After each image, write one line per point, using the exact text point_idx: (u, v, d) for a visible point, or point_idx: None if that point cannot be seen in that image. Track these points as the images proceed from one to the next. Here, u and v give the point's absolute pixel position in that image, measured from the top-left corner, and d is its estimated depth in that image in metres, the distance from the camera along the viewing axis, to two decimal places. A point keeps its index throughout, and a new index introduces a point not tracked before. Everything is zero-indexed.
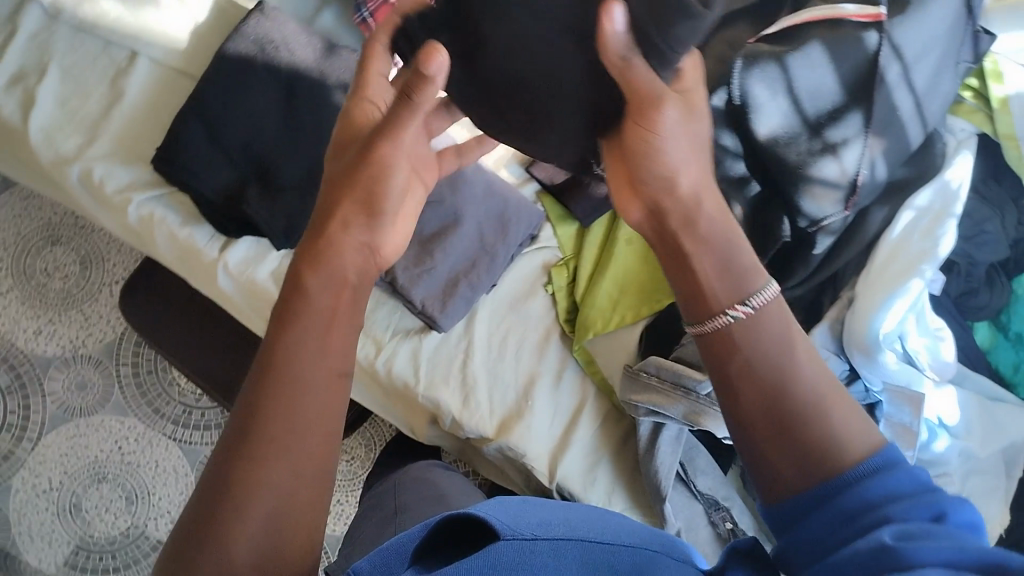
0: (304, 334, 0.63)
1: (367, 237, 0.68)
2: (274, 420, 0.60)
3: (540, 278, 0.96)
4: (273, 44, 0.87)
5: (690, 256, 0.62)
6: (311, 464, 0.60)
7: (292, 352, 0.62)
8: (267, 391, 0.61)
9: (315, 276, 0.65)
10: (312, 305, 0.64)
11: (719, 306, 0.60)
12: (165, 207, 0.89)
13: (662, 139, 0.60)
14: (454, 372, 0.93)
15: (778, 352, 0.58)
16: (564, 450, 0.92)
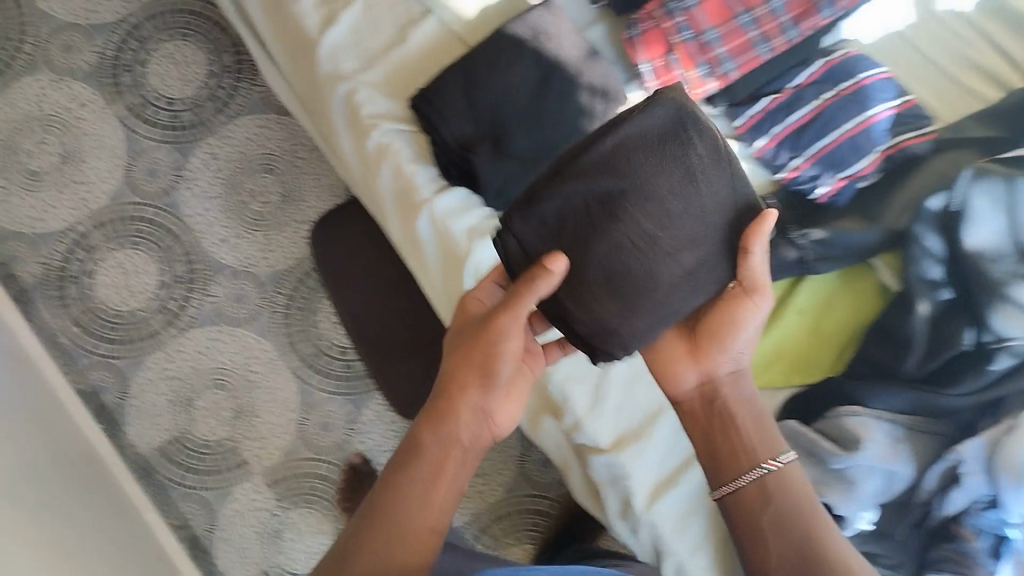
0: (406, 485, 0.85)
1: (481, 401, 0.89)
2: (379, 543, 0.80)
3: None
4: (546, 36, 0.98)
5: (736, 414, 0.91)
6: (417, 548, 0.81)
7: (400, 495, 0.84)
8: (385, 503, 0.83)
9: (429, 433, 0.88)
10: (428, 454, 0.87)
11: (757, 459, 0.88)
12: (405, 142, 1.00)
13: (741, 328, 0.89)
14: (595, 372, 0.98)
15: (799, 512, 0.86)
16: (667, 487, 0.95)
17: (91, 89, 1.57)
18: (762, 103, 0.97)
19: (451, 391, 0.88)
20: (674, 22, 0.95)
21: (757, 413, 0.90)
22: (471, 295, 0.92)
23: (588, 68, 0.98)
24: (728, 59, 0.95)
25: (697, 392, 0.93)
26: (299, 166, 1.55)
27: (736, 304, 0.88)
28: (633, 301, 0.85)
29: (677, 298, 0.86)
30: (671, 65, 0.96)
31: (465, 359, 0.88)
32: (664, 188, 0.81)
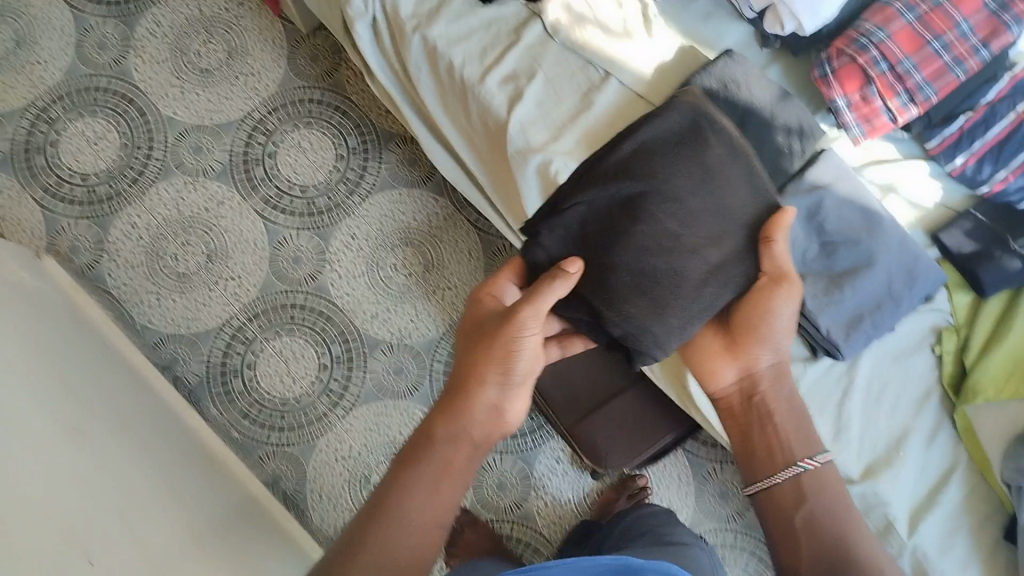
0: (417, 480, 0.92)
1: (497, 397, 0.98)
2: (375, 540, 0.86)
3: (929, 338, 1.06)
4: (734, 83, 1.01)
5: (773, 412, 1.00)
6: (410, 540, 0.87)
7: (412, 484, 0.91)
8: (388, 510, 0.89)
9: (442, 429, 0.96)
10: (440, 450, 0.95)
11: (793, 459, 0.96)
12: None
13: (774, 317, 0.97)
14: (830, 405, 1.02)
15: (844, 520, 0.92)
16: (927, 508, 1.01)
17: (225, 186, 1.60)
18: (955, 124, 1.06)
19: (471, 383, 0.97)
20: (869, 55, 1.02)
21: (795, 411, 0.99)
22: (489, 296, 1.03)
23: (779, 110, 1.01)
24: (926, 84, 1.02)
25: (738, 393, 1.04)
26: (437, 236, 1.59)
27: (751, 303, 0.97)
28: (662, 299, 0.91)
29: (708, 293, 0.92)
30: (869, 97, 1.04)
31: (488, 359, 0.97)
32: (683, 187, 0.90)
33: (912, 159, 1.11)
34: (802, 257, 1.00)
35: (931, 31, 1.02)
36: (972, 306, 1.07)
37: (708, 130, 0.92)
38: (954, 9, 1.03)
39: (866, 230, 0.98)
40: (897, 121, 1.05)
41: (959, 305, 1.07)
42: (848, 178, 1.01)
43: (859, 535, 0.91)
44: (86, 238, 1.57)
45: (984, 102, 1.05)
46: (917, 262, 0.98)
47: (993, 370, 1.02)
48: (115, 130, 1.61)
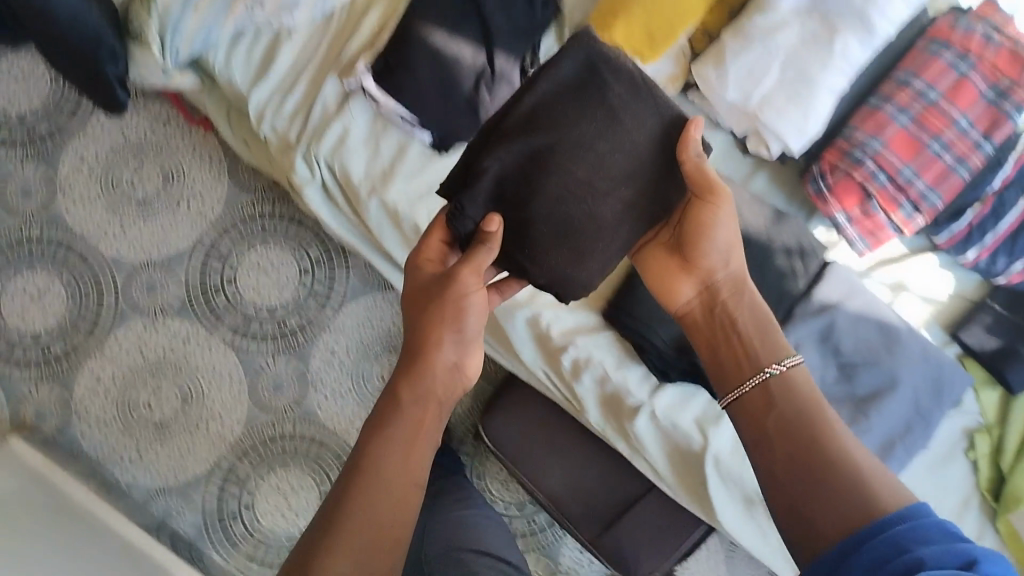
0: (384, 452, 0.84)
1: (456, 357, 0.89)
2: (347, 531, 0.79)
3: (960, 443, 1.14)
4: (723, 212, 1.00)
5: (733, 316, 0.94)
6: (385, 515, 0.81)
7: (386, 450, 0.84)
8: (354, 483, 0.82)
9: (409, 391, 0.87)
10: (399, 417, 0.86)
11: (756, 366, 0.89)
12: (605, 350, 1.07)
13: (712, 224, 0.93)
14: None
15: (819, 428, 0.83)
16: None
17: (187, 322, 1.50)
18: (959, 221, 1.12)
19: (427, 344, 0.88)
20: (868, 168, 1.09)
21: (757, 319, 0.93)
22: (423, 259, 0.93)
23: (776, 231, 1.02)
24: (929, 186, 1.09)
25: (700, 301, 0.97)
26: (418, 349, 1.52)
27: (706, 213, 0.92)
28: (581, 246, 0.91)
29: (625, 231, 0.91)
30: (872, 212, 1.10)
31: (442, 320, 0.88)
32: (588, 134, 0.88)
33: (920, 251, 1.18)
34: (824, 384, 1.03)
35: (928, 134, 1.09)
36: (1000, 404, 1.16)
37: (609, 70, 0.89)
38: (949, 105, 1.10)
39: (885, 351, 1.02)
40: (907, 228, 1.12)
41: (988, 404, 1.16)
42: (858, 293, 1.03)
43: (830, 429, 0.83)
44: (48, 402, 1.47)
45: (991, 192, 1.11)
46: (942, 369, 1.02)
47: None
48: (59, 280, 1.51)
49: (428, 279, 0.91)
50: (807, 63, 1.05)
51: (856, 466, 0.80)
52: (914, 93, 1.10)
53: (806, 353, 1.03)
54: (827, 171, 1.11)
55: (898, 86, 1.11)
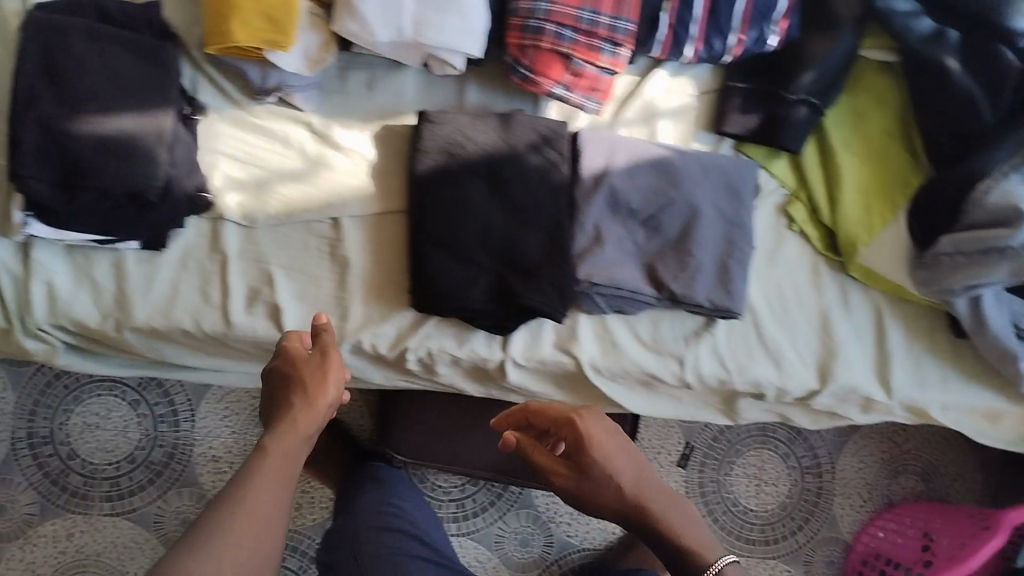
0: (249, 530, 0.59)
1: (335, 396, 0.70)
2: (247, 520, 0.59)
3: (780, 221, 0.95)
4: (456, 143, 0.87)
5: (581, 477, 0.68)
6: (269, 537, 0.60)
7: (253, 480, 0.62)
8: (241, 507, 0.60)
9: (305, 427, 0.67)
10: (269, 469, 0.63)
11: (586, 429, 0.69)
12: (438, 336, 0.91)
13: (604, 462, 0.67)
14: (757, 348, 0.94)
15: (661, 492, 0.68)
16: (887, 362, 0.95)
17: (62, 521, 1.13)
18: (695, 20, 0.88)
19: (309, 403, 0.68)
20: (596, 45, 0.85)
21: (621, 440, 0.69)
22: (291, 342, 0.72)
23: (513, 134, 0.89)
24: (618, 20, 0.85)
25: (552, 460, 0.70)
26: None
27: (563, 408, 0.72)
28: (130, 156, 0.80)
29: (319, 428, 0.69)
30: (580, 69, 0.86)
31: (323, 384, 0.69)
32: (81, 77, 0.79)
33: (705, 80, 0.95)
34: (637, 247, 0.91)
35: None
36: (793, 165, 0.95)
37: (55, 32, 0.79)
38: None
39: (671, 186, 0.90)
40: (724, 55, 0.90)
41: (781, 172, 0.95)
42: (618, 147, 0.90)
43: (655, 503, 0.67)
44: None
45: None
46: (727, 171, 0.91)
47: (853, 213, 0.92)
48: None
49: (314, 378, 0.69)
50: None
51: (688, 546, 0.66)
52: None
53: (608, 227, 0.90)
54: (575, 77, 0.86)
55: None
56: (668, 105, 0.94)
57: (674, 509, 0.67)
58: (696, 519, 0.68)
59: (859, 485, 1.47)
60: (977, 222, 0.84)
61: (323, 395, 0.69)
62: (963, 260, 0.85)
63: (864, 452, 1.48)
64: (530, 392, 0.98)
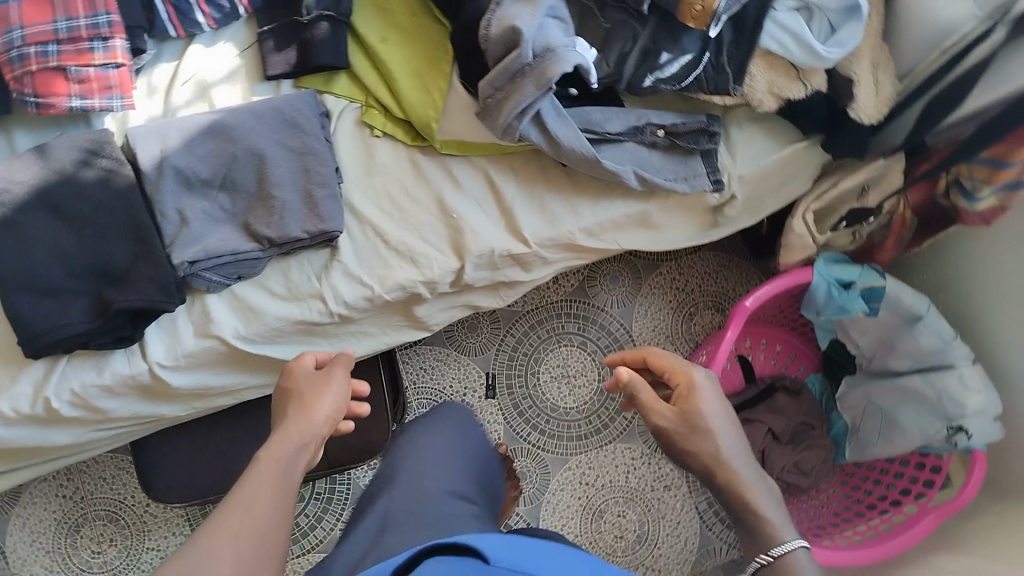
0: (261, 478, 0.71)
1: (342, 395, 0.83)
2: (248, 514, 0.67)
3: (363, 133, 0.97)
4: (1, 189, 0.87)
5: (695, 390, 0.79)
6: (278, 505, 0.69)
7: (280, 449, 0.74)
8: (250, 483, 0.70)
9: (324, 415, 0.79)
10: (262, 471, 0.72)
11: (706, 407, 0.78)
12: (75, 374, 0.90)
13: (705, 398, 0.79)
14: (389, 255, 0.96)
15: (729, 429, 0.78)
16: (511, 215, 0.98)
17: None
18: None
19: (315, 399, 0.80)
20: (88, 46, 0.85)
21: (724, 413, 0.79)
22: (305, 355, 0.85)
23: (55, 159, 0.89)
24: (95, 16, 0.85)
25: (663, 405, 0.80)
26: (116, 516, 1.37)
27: (670, 361, 0.84)
28: None
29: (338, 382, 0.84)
30: (82, 75, 0.86)
31: (318, 398, 0.80)
32: None
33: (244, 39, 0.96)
34: (228, 211, 0.92)
35: None
36: (353, 79, 0.97)
37: None
38: None
39: (230, 144, 0.91)
40: (237, 9, 0.93)
41: (345, 89, 0.97)
42: (170, 129, 0.91)
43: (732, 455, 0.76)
44: None
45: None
46: (280, 110, 0.92)
47: (413, 95, 0.94)
48: None
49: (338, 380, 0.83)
50: None
51: (757, 525, 0.73)
52: None
53: (189, 205, 0.91)
54: (84, 83, 0.86)
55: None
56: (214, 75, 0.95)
57: (729, 444, 0.76)
58: (734, 426, 0.78)
59: (661, 340, 1.45)
60: (498, 56, 0.87)
61: (316, 404, 0.79)
62: (504, 95, 0.88)
63: (654, 309, 1.45)
64: (206, 387, 0.98)
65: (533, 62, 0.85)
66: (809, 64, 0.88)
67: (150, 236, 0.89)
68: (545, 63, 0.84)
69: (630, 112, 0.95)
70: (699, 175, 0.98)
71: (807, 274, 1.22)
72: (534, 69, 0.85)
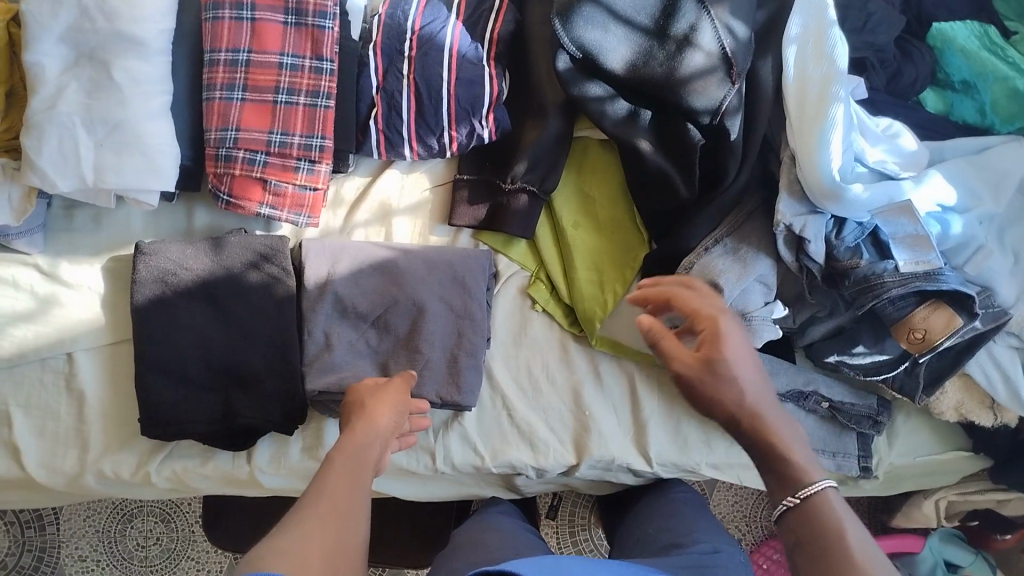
0: (337, 470, 0.66)
1: (407, 405, 0.81)
2: (333, 506, 0.62)
3: (524, 303, 0.95)
4: (170, 271, 0.87)
5: (721, 328, 0.63)
6: (353, 495, 0.64)
7: (359, 446, 0.71)
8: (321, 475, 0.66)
9: (385, 418, 0.76)
10: (339, 460, 0.68)
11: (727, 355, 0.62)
12: (181, 458, 0.92)
13: (728, 341, 0.63)
14: (510, 431, 0.93)
15: (769, 396, 0.62)
16: (643, 430, 0.93)
17: None
18: (406, 122, 0.88)
19: (377, 401, 0.79)
20: (294, 165, 0.84)
21: (755, 360, 0.63)
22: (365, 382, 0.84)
23: (227, 254, 0.89)
24: (310, 138, 0.84)
25: (696, 362, 0.62)
26: (168, 519, 1.40)
27: (697, 299, 0.67)
28: None
29: (390, 389, 0.81)
30: (278, 190, 0.85)
31: (380, 406, 0.78)
32: None
33: (439, 174, 0.95)
34: (372, 348, 0.90)
35: (272, 96, 0.84)
36: (533, 248, 0.94)
37: None
38: (264, 52, 0.84)
39: (393, 286, 0.89)
40: (444, 151, 0.90)
41: (521, 256, 0.94)
42: (344, 253, 0.90)
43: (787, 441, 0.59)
44: None
45: (411, 68, 0.87)
46: (453, 266, 0.90)
47: (587, 289, 0.91)
48: None
49: (394, 391, 0.81)
50: (110, 111, 0.79)
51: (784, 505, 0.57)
52: (225, 63, 0.83)
53: (338, 331, 0.90)
54: (280, 198, 0.85)
55: (206, 73, 0.84)
56: (399, 201, 0.94)
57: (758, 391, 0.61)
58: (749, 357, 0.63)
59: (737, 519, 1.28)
60: None
61: (376, 414, 0.76)
62: (680, 333, 0.83)
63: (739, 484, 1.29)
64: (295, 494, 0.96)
65: None
66: (1008, 406, 0.82)
67: (292, 354, 0.88)
68: None
69: (800, 372, 0.90)
70: (852, 456, 0.91)
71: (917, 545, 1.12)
72: None
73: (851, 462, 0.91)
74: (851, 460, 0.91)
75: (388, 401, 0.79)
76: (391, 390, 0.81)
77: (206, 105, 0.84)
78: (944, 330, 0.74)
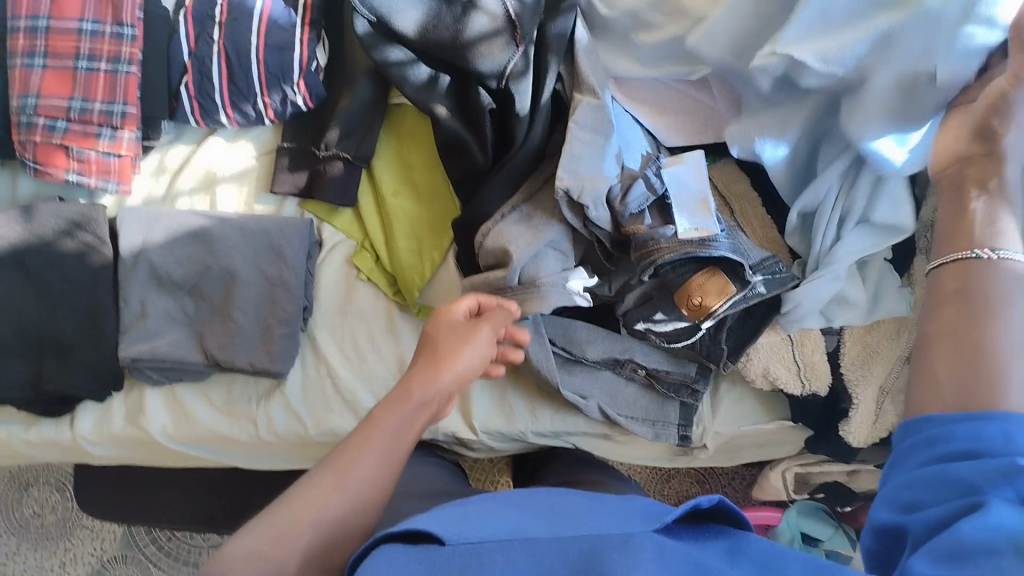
0: (403, 406, 0.65)
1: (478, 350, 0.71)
2: (352, 459, 0.60)
3: (349, 272, 0.93)
4: None
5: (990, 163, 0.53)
6: (398, 446, 0.63)
7: (434, 376, 0.68)
8: (366, 426, 0.63)
9: (449, 366, 0.68)
10: (402, 402, 0.65)
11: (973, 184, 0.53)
12: (8, 422, 0.95)
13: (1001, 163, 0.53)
14: (335, 400, 0.92)
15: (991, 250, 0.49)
16: (468, 399, 0.91)
17: None
18: (219, 88, 0.87)
19: (450, 337, 0.70)
20: (100, 135, 0.85)
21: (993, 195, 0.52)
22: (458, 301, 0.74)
23: (40, 222, 0.89)
24: (111, 104, 0.84)
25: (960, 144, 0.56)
26: (63, 488, 1.34)
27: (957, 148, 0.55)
28: None
29: (487, 323, 0.72)
30: (82, 156, 0.86)
31: (454, 346, 0.70)
32: None
33: (267, 142, 0.94)
34: (189, 316, 0.89)
35: (72, 64, 0.85)
36: (357, 216, 0.93)
37: None
38: (63, 19, 0.85)
39: (208, 254, 0.88)
40: (262, 118, 0.90)
41: (346, 224, 0.93)
42: (158, 220, 0.89)
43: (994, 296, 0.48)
44: None
45: (220, 34, 0.86)
46: (269, 233, 0.88)
47: (404, 255, 0.89)
48: None
49: (460, 329, 0.71)
50: None
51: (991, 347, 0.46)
52: (26, 32, 0.85)
53: (154, 298, 0.89)
54: (87, 165, 0.86)
55: (9, 40, 0.85)
56: (223, 169, 0.94)
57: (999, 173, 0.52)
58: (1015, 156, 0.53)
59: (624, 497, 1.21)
60: (488, 264, 0.81)
61: (454, 355, 0.69)
62: None
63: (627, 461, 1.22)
64: (125, 459, 0.99)
65: (517, 284, 0.79)
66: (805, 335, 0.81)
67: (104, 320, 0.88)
68: (523, 292, 0.78)
69: (618, 339, 0.88)
70: (673, 425, 0.89)
71: (776, 517, 1.08)
72: (516, 294, 0.79)
73: (670, 431, 0.89)
74: (671, 428, 0.89)
75: (466, 341, 0.70)
76: (485, 326, 0.72)
77: (10, 71, 0.85)
78: (718, 296, 0.76)
